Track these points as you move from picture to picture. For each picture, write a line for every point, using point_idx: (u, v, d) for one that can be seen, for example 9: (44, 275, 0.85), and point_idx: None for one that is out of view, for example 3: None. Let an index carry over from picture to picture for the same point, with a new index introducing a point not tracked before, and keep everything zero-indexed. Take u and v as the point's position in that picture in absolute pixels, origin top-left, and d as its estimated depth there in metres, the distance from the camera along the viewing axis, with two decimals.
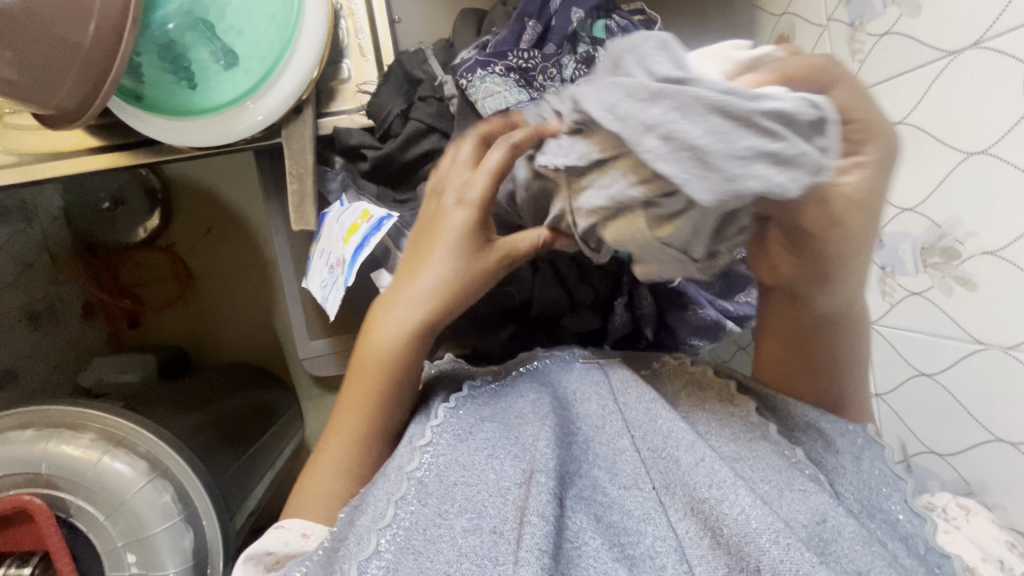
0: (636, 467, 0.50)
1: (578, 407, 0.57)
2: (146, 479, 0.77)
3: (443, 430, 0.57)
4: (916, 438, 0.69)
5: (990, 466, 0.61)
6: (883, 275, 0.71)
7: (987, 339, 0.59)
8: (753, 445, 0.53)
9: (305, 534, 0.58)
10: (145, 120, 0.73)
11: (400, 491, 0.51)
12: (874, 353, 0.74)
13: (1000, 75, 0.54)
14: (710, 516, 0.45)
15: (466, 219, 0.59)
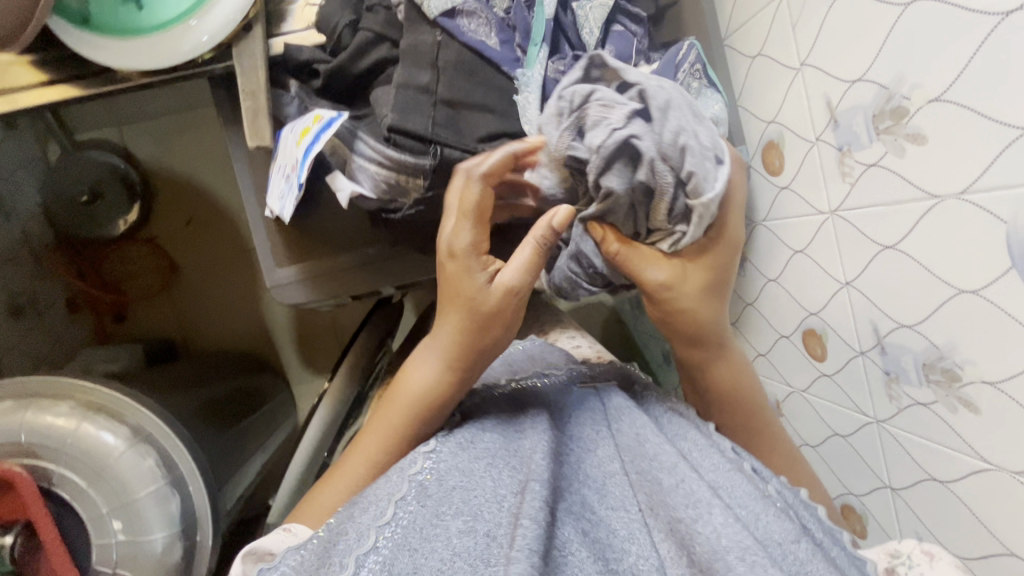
0: (623, 489, 0.50)
1: (574, 428, 0.58)
2: (129, 444, 0.76)
3: (445, 441, 0.54)
4: (933, 284, 0.59)
5: (968, 318, 0.56)
6: (840, 157, 0.66)
7: (935, 188, 0.56)
8: (729, 475, 0.51)
9: (296, 539, 0.54)
10: (73, 36, 0.64)
11: (399, 491, 0.49)
12: (841, 246, 0.69)
13: None
14: (684, 534, 0.46)
15: (506, 292, 0.59)
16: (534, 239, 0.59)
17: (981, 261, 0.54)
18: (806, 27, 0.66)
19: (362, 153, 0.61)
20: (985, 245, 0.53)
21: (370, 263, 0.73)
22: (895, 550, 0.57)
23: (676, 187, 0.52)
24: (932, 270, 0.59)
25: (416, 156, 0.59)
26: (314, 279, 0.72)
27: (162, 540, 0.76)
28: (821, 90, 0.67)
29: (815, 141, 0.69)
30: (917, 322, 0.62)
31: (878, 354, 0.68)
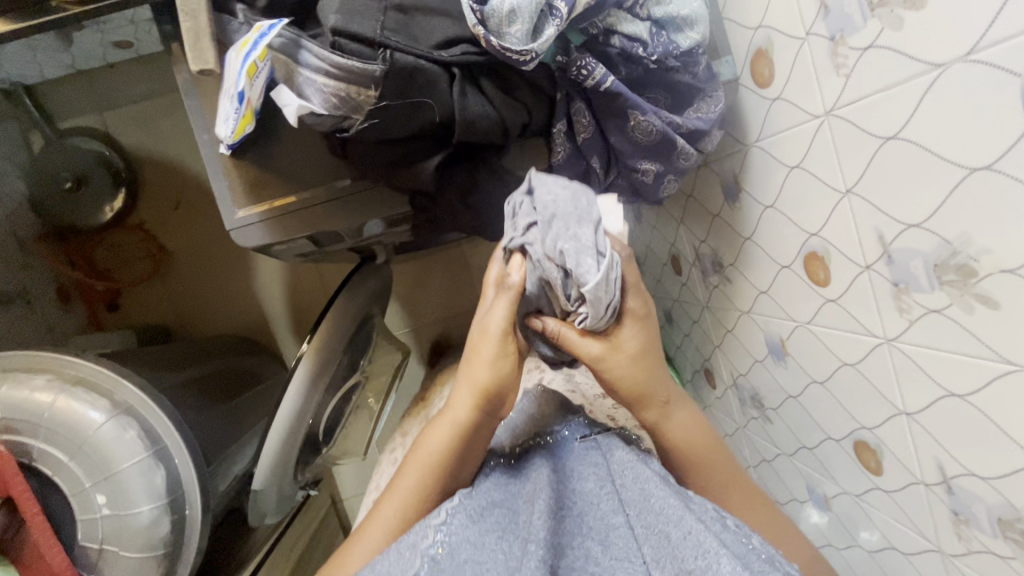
0: (626, 541, 0.46)
1: (574, 481, 0.52)
2: (109, 416, 0.74)
3: (458, 509, 0.49)
4: (886, 217, 0.48)
5: (978, 206, 0.40)
6: (833, 48, 0.48)
7: (928, 49, 0.40)
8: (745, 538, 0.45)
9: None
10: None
11: (412, 567, 0.45)
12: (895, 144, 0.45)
13: None
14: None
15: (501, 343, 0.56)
16: (512, 287, 0.53)
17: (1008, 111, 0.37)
18: None
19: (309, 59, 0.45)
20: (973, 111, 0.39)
21: (350, 194, 0.56)
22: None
23: (565, 284, 0.49)
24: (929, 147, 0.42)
25: (369, 65, 0.44)
26: (282, 217, 0.55)
27: (149, 513, 0.74)
28: None
29: (805, 38, 0.51)
30: (874, 259, 0.51)
31: (849, 292, 0.55)
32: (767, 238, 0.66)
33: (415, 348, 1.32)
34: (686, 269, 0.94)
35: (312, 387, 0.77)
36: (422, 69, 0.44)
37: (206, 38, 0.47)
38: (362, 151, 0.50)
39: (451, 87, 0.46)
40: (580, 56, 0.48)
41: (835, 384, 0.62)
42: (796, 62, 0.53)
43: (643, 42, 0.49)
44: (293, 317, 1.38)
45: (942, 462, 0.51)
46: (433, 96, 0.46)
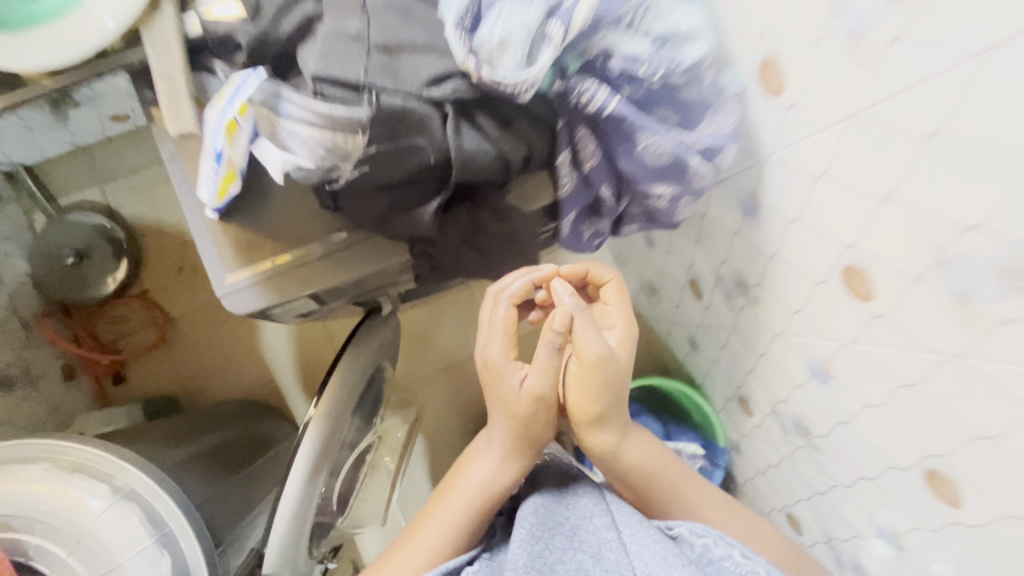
0: (616, 556, 0.49)
1: (570, 499, 0.56)
2: (109, 502, 0.69)
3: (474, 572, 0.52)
4: (937, 220, 0.43)
5: None
6: (850, 47, 0.44)
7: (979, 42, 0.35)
8: (712, 554, 0.52)
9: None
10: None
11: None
12: (943, 160, 0.40)
13: None
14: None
15: (535, 403, 0.56)
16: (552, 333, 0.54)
17: None
18: None
19: (290, 118, 0.41)
20: None
21: (337, 250, 0.52)
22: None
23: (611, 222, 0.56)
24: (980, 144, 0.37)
25: (356, 111, 0.41)
26: (273, 279, 0.51)
27: None
28: None
29: (817, 40, 0.46)
30: (926, 269, 0.45)
31: (901, 307, 0.50)
32: (796, 254, 0.62)
33: (430, 399, 1.27)
34: (709, 293, 0.88)
35: (320, 454, 0.72)
36: (411, 109, 0.41)
37: (184, 99, 0.45)
38: (353, 201, 0.47)
39: (443, 124, 0.43)
40: (578, 80, 0.45)
41: (895, 409, 0.56)
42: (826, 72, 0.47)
43: (646, 59, 0.45)
44: (303, 376, 1.34)
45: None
46: (426, 137, 0.43)
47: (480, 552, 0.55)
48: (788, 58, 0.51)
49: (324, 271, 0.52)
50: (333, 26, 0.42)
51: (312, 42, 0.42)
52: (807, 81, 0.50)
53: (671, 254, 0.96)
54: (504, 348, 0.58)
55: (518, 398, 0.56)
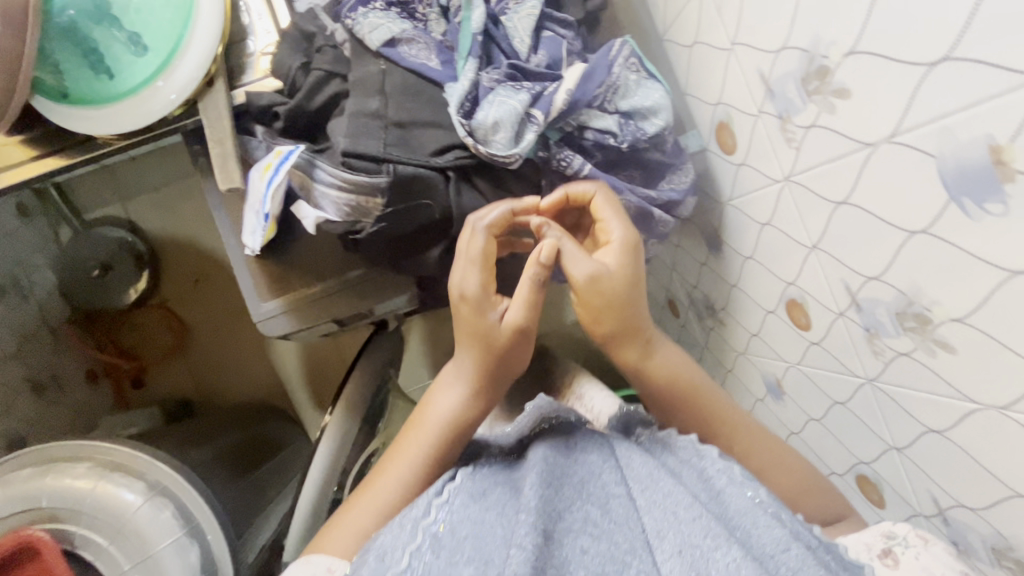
0: (627, 510, 0.48)
1: (578, 454, 0.54)
2: (145, 498, 0.78)
3: (460, 488, 0.52)
4: (851, 270, 0.53)
5: (921, 265, 0.45)
6: (782, 124, 0.54)
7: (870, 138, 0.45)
8: (723, 497, 0.50)
9: (330, 568, 0.52)
10: (47, 104, 0.52)
11: (414, 542, 0.47)
12: (850, 223, 0.50)
13: None
14: (694, 559, 0.44)
15: (517, 338, 0.52)
16: (536, 264, 0.51)
17: (927, 190, 0.42)
18: (728, 6, 0.55)
19: (325, 186, 0.50)
20: (912, 185, 0.43)
21: (355, 283, 0.60)
22: (889, 531, 0.55)
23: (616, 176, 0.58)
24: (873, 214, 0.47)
25: (377, 178, 0.50)
26: (300, 308, 0.59)
27: None
28: (752, 65, 0.54)
29: (756, 116, 0.56)
30: (846, 306, 0.56)
31: (829, 337, 0.60)
32: (750, 284, 0.71)
33: None
34: (685, 312, 0.97)
35: (333, 455, 0.81)
36: (420, 175, 0.50)
37: (232, 161, 0.53)
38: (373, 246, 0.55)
39: (447, 187, 0.52)
40: (558, 149, 0.55)
41: (831, 421, 0.66)
42: (769, 143, 0.56)
43: (614, 133, 0.55)
44: (310, 381, 1.43)
45: (936, 495, 0.56)
46: (434, 198, 0.52)
47: (471, 467, 0.54)
48: (737, 125, 0.60)
49: (343, 300, 0.60)
50: (356, 107, 0.51)
51: (338, 122, 0.51)
52: (753, 148, 0.59)
53: (652, 274, 1.05)
54: (489, 245, 0.51)
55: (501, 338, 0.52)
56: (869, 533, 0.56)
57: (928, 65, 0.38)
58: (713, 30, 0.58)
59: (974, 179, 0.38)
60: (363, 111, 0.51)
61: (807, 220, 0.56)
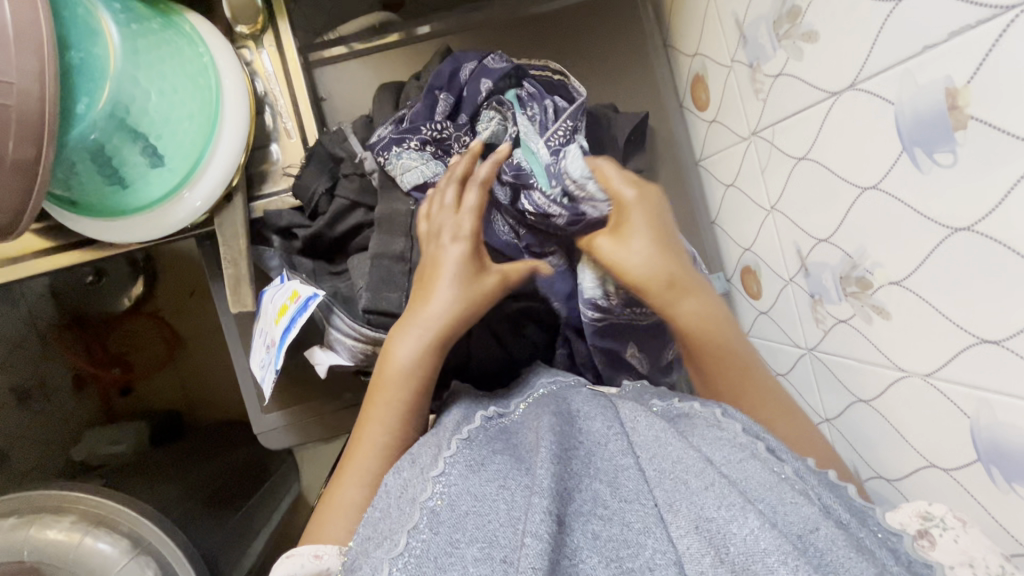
0: (637, 485, 0.37)
1: (582, 423, 0.42)
2: (129, 557, 0.65)
3: (456, 458, 0.39)
4: (865, 461, 0.50)
5: (935, 495, 0.43)
6: (812, 303, 0.52)
7: (907, 365, 0.42)
8: (740, 464, 0.37)
9: (317, 554, 0.40)
10: (63, 214, 0.50)
11: (411, 520, 0.36)
12: (867, 419, 0.49)
13: (881, 129, 0.38)
14: (714, 536, 0.33)
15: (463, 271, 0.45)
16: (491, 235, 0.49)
17: (957, 437, 0.40)
18: (774, 170, 0.52)
19: (341, 333, 0.49)
20: (945, 428, 0.40)
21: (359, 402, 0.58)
22: (923, 510, 0.40)
23: None
24: (894, 426, 0.46)
25: None
26: (302, 423, 0.58)
27: None
28: (790, 237, 0.52)
29: (787, 282, 0.55)
30: None
31: None
32: None
33: None
34: None
35: None
36: None
37: (245, 284, 0.51)
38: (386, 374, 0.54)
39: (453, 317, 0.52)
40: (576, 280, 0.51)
41: None
42: (798, 313, 0.54)
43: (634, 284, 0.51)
44: None
45: None
46: None
47: (468, 428, 0.43)
48: (766, 277, 0.58)
49: (346, 417, 0.59)
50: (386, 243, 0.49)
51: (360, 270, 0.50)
52: (781, 307, 0.57)
53: None
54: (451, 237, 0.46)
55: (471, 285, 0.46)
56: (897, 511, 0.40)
57: (979, 339, 0.36)
58: (751, 184, 0.56)
59: (1005, 453, 0.36)
60: (389, 258, 0.49)
61: (822, 393, 0.54)
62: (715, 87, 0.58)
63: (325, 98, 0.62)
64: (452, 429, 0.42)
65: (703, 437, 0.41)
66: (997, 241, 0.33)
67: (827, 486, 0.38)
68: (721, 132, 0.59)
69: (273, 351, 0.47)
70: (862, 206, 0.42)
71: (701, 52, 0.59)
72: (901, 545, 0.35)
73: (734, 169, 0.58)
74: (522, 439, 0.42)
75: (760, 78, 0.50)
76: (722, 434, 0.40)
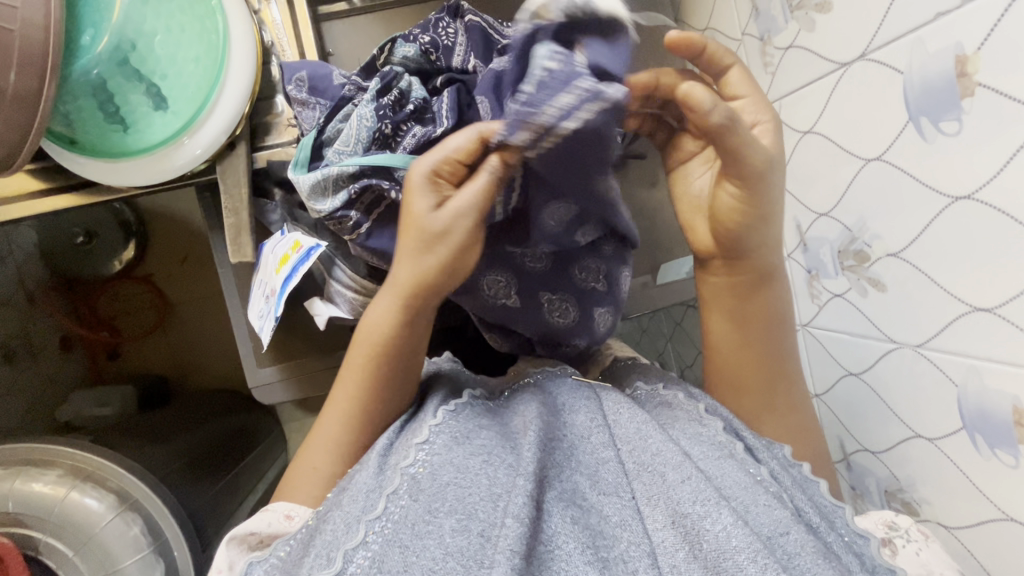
0: (615, 477, 0.37)
1: (567, 415, 0.43)
2: (115, 512, 0.64)
3: (441, 429, 0.40)
4: (851, 434, 0.51)
5: (920, 467, 0.44)
6: (809, 278, 0.53)
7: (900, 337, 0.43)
8: (717, 462, 0.38)
9: (289, 515, 0.41)
10: (62, 152, 0.49)
11: (390, 485, 0.37)
12: (857, 393, 0.49)
13: (887, 99, 0.39)
14: (689, 531, 0.33)
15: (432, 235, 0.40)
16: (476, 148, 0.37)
17: (943, 408, 0.41)
18: (778, 146, 0.52)
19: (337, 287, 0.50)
20: (933, 400, 0.41)
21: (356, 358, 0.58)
22: (889, 520, 0.40)
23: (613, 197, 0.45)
24: (884, 400, 0.47)
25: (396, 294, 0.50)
26: (299, 378, 0.58)
27: None
28: (791, 213, 0.53)
29: (785, 258, 0.55)
30: (836, 459, 0.54)
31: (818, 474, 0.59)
32: None
33: None
34: None
35: None
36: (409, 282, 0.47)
37: (246, 234, 0.51)
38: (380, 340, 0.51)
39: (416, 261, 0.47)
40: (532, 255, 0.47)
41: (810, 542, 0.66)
42: (795, 289, 0.55)
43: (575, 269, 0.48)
44: None
45: None
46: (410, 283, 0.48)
47: (453, 403, 0.43)
48: (766, 251, 0.59)
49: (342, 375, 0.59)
50: None
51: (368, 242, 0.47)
52: (780, 282, 0.57)
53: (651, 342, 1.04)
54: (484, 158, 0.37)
55: (466, 261, 0.42)
56: (866, 518, 0.41)
57: (972, 308, 0.37)
58: None
59: (991, 422, 0.37)
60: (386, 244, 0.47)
61: (813, 368, 0.55)
62: None
63: (332, 53, 0.61)
64: (437, 400, 0.43)
65: (682, 429, 0.41)
66: (996, 209, 0.33)
67: (799, 487, 0.39)
68: None
69: (274, 299, 0.47)
70: (864, 177, 0.43)
71: (710, 27, 0.59)
72: (867, 549, 0.36)
73: None
74: (510, 421, 0.43)
75: (769, 53, 0.50)
76: (704, 429, 0.41)
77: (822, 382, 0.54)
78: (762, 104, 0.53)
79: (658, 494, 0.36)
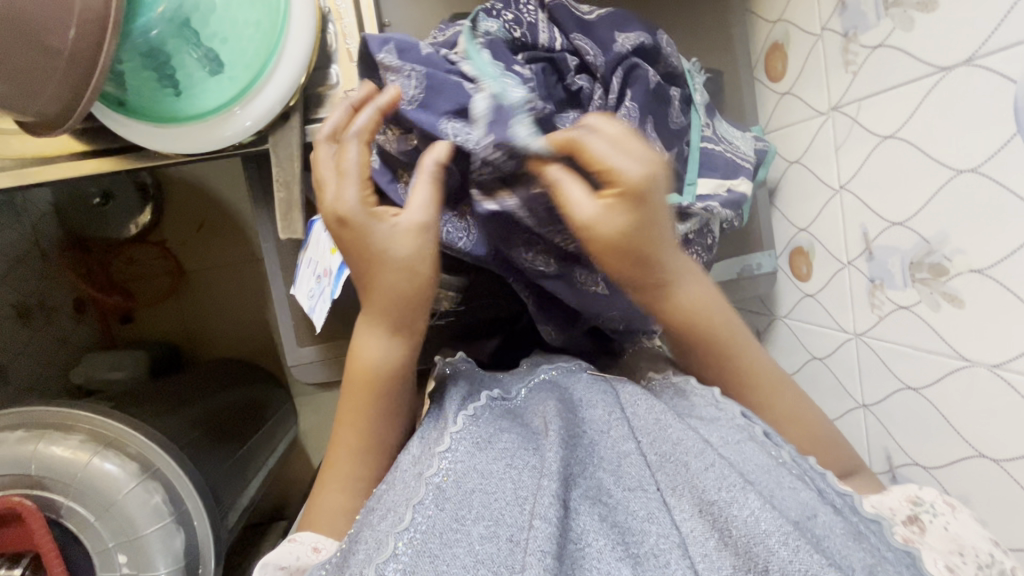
0: (639, 469, 0.36)
1: (583, 409, 0.41)
2: (137, 480, 0.63)
3: (462, 435, 0.38)
4: (899, 447, 0.50)
5: (978, 485, 0.44)
6: (870, 287, 0.51)
7: (974, 356, 0.42)
8: (739, 446, 0.36)
9: (316, 547, 0.39)
10: (115, 118, 0.47)
11: (415, 497, 0.34)
12: (914, 407, 0.48)
13: (995, 109, 0.37)
14: (716, 518, 0.32)
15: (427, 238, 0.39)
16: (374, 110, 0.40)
17: (1016, 429, 0.40)
18: (850, 149, 0.50)
19: None
20: (1005, 421, 0.41)
21: None
22: (913, 495, 0.39)
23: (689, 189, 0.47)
24: (946, 418, 0.46)
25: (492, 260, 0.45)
26: (338, 358, 0.57)
27: None
28: (857, 219, 0.51)
29: (844, 265, 0.54)
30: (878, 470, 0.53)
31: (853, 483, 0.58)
32: None
33: None
34: None
35: None
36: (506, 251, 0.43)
37: (296, 210, 0.50)
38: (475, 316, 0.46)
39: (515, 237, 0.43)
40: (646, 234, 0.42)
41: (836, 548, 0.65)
42: (853, 296, 0.53)
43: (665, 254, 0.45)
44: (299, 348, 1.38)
45: None
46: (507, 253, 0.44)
47: (471, 407, 0.41)
48: (823, 255, 0.57)
49: None
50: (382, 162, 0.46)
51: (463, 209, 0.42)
52: (836, 287, 0.56)
53: None
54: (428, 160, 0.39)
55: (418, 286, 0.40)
56: (888, 495, 0.40)
57: None
58: (820, 160, 0.55)
59: None
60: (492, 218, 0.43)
61: (864, 377, 0.54)
62: (797, 56, 0.55)
63: (387, 24, 0.59)
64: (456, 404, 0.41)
65: (701, 418, 0.40)
66: None
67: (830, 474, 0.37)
68: (793, 108, 0.57)
69: (327, 280, 0.46)
70: (952, 189, 0.41)
71: (784, 18, 0.57)
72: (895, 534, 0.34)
73: (806, 142, 0.56)
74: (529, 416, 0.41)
75: (853, 52, 0.48)
76: (721, 414, 0.39)
77: (872, 392, 0.53)
78: (836, 104, 0.51)
79: (687, 485, 0.34)
